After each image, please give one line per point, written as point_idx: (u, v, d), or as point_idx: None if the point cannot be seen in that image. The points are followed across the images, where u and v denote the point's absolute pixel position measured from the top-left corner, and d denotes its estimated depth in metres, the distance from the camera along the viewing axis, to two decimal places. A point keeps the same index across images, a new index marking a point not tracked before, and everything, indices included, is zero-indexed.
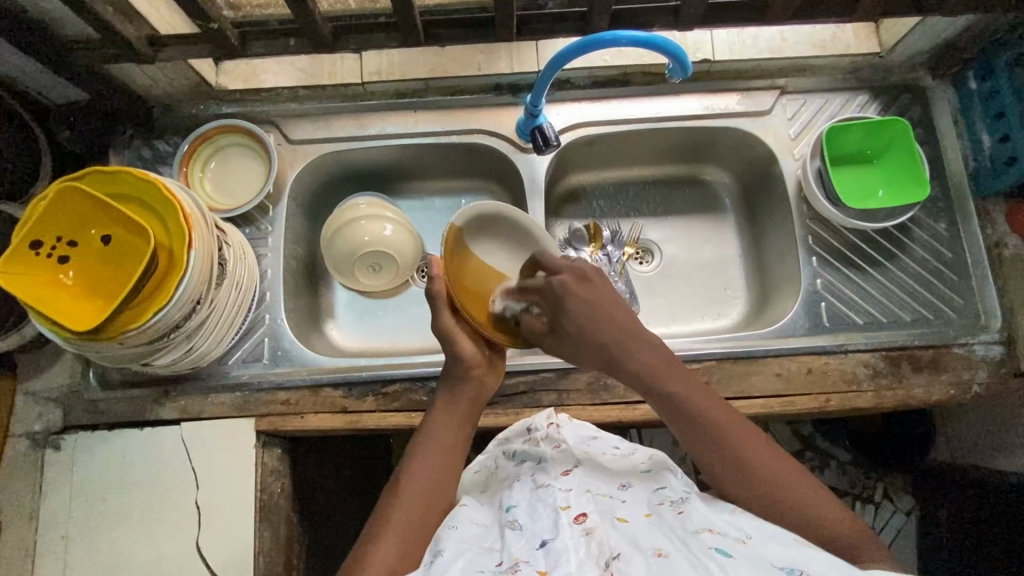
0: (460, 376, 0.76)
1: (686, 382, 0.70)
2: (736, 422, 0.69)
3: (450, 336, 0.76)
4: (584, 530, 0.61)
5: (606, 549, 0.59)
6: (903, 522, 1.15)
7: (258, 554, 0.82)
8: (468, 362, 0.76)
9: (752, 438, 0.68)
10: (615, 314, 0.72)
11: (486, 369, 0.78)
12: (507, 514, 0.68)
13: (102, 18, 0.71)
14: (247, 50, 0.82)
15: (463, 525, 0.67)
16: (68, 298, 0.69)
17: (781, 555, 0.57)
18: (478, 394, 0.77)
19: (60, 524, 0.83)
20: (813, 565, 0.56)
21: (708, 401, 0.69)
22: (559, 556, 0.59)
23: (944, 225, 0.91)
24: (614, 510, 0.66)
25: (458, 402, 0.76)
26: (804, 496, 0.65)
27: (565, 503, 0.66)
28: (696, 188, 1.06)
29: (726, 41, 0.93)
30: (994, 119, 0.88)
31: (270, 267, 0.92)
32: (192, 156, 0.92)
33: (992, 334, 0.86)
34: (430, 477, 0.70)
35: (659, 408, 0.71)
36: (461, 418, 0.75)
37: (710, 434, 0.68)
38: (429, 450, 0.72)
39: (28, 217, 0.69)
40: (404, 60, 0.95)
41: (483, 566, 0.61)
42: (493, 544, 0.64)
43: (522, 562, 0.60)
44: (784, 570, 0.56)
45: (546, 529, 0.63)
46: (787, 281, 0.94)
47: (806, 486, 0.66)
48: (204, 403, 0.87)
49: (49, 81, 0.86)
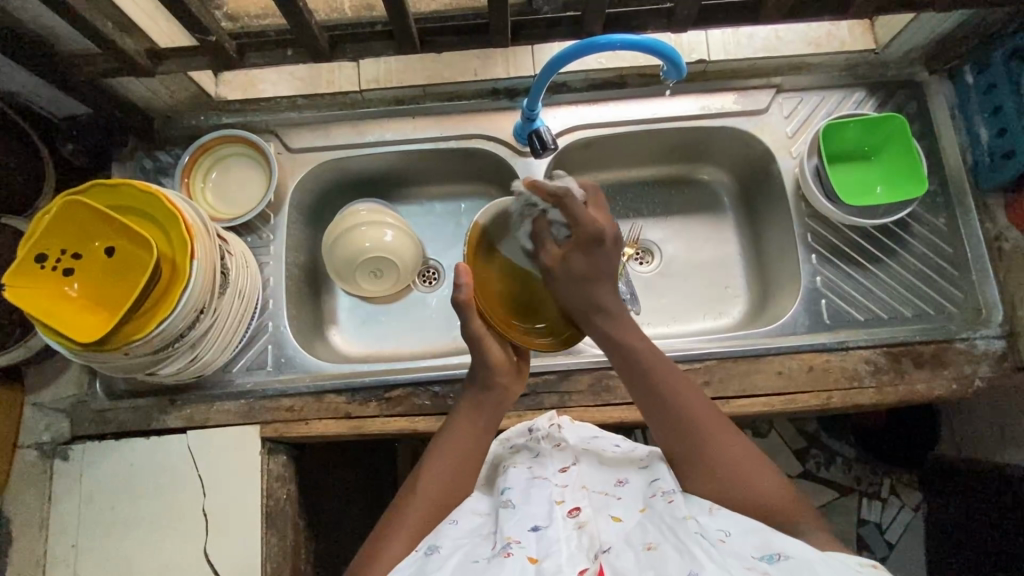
0: (489, 380, 0.75)
1: (671, 373, 0.71)
2: (706, 414, 0.70)
3: (478, 341, 0.72)
4: (577, 523, 0.63)
5: (597, 542, 0.61)
6: (911, 518, 1.15)
7: (265, 560, 0.83)
8: (496, 368, 0.74)
9: (729, 436, 0.69)
10: (610, 288, 0.71)
11: (514, 376, 0.77)
12: (501, 496, 0.68)
13: (103, 33, 0.73)
14: (245, 61, 0.83)
15: (463, 520, 0.68)
16: (74, 309, 0.70)
17: (762, 542, 0.59)
18: (501, 400, 0.76)
19: (70, 533, 0.84)
20: (789, 547, 0.57)
21: (689, 396, 0.70)
22: (552, 544, 0.60)
23: (943, 220, 0.91)
24: (608, 508, 0.67)
25: (481, 409, 0.75)
26: (774, 493, 0.66)
27: (560, 497, 0.67)
28: (694, 188, 1.06)
29: (721, 41, 0.94)
30: (992, 113, 0.88)
31: (272, 275, 0.93)
32: (193, 166, 0.93)
33: (993, 328, 0.86)
34: (441, 479, 0.71)
35: (638, 394, 0.72)
36: (480, 420, 0.75)
37: (687, 427, 0.69)
38: (440, 453, 0.73)
39: (33, 230, 0.70)
40: (401, 67, 0.96)
41: (478, 554, 0.62)
42: (490, 532, 0.66)
43: (514, 543, 0.61)
44: (763, 557, 0.57)
45: (539, 514, 0.64)
46: (787, 279, 0.95)
47: (778, 485, 0.67)
48: (209, 411, 0.88)
49: (50, 96, 0.87)
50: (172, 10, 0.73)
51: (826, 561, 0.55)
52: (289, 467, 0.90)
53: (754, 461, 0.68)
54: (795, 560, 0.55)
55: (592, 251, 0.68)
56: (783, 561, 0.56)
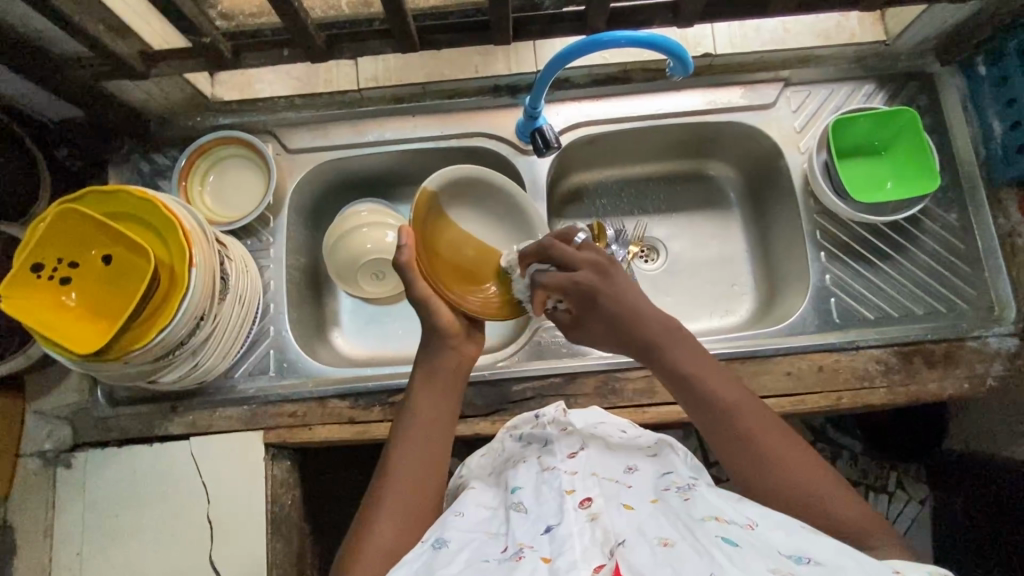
0: (439, 346, 0.76)
1: (721, 381, 0.70)
2: (766, 427, 0.67)
3: (427, 302, 0.74)
4: (590, 516, 0.59)
5: (611, 535, 0.57)
6: (917, 511, 1.14)
7: (271, 566, 0.83)
8: (443, 331, 0.75)
9: (778, 439, 0.66)
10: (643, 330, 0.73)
11: (465, 337, 0.77)
12: (513, 496, 0.66)
13: (94, 36, 0.71)
14: (241, 62, 0.81)
15: (470, 511, 0.67)
16: (70, 319, 0.68)
17: (787, 543, 0.57)
18: (453, 365, 0.76)
19: (74, 541, 0.84)
20: (820, 551, 0.55)
21: (745, 406, 0.68)
22: (564, 542, 0.56)
23: (955, 216, 0.89)
24: (619, 497, 0.63)
25: (435, 377, 0.75)
26: (832, 504, 0.63)
27: (571, 487, 0.64)
28: (700, 183, 1.04)
29: (727, 33, 0.92)
30: (1005, 106, 0.86)
31: (273, 278, 0.92)
32: (190, 169, 0.92)
33: (1006, 325, 0.85)
34: (418, 456, 0.70)
35: (691, 407, 0.71)
36: (443, 390, 0.75)
37: (738, 438, 0.67)
38: (413, 429, 0.72)
39: (28, 240, 0.69)
40: (400, 64, 0.94)
41: (488, 554, 0.59)
42: (498, 529, 0.63)
43: (527, 548, 0.57)
44: (790, 558, 0.54)
45: (550, 513, 0.61)
46: (795, 277, 0.93)
47: (834, 492, 0.63)
48: (212, 417, 0.87)
49: (42, 100, 0.85)
50: (165, 12, 0.71)
51: (856, 565, 0.53)
52: (293, 473, 0.89)
53: (820, 472, 0.65)
54: (825, 565, 0.53)
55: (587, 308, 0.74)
56: (812, 564, 0.54)
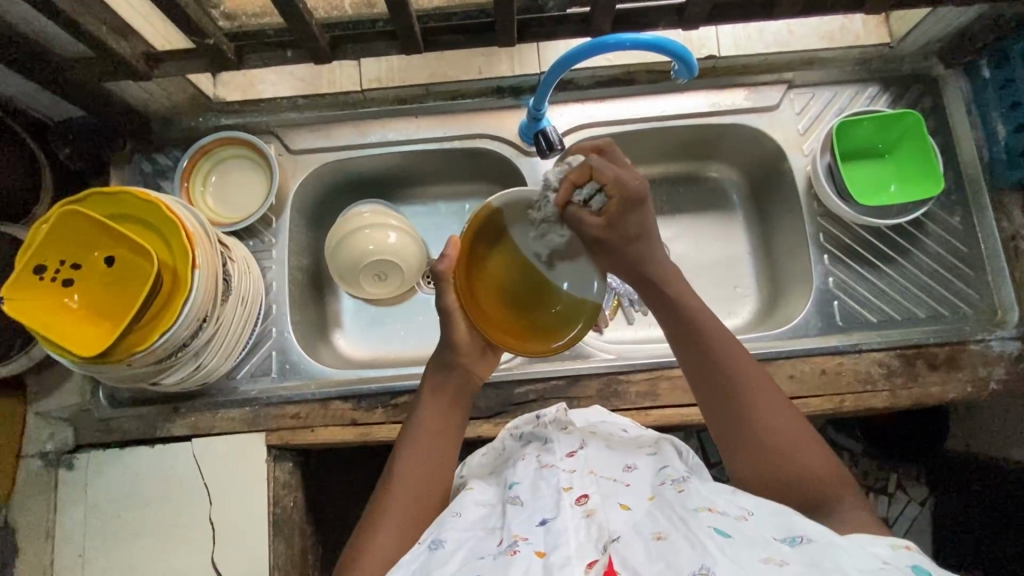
0: (448, 362, 0.75)
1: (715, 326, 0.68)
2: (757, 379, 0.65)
3: (448, 317, 0.73)
4: (585, 512, 0.59)
5: (606, 531, 0.56)
6: (917, 513, 1.14)
7: (273, 568, 0.83)
8: (456, 348, 0.74)
9: (778, 409, 0.64)
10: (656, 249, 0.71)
11: (476, 357, 0.76)
12: (509, 491, 0.66)
13: (95, 37, 0.71)
14: (244, 63, 0.81)
15: (467, 511, 0.66)
16: (74, 322, 0.68)
17: (781, 529, 0.55)
18: (460, 381, 0.75)
19: (75, 543, 0.83)
20: (811, 530, 0.54)
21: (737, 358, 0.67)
22: (558, 536, 0.56)
23: (958, 219, 0.90)
24: (616, 495, 0.63)
25: (440, 391, 0.75)
26: (805, 462, 0.62)
27: (568, 484, 0.64)
28: (702, 185, 1.04)
29: (732, 36, 0.91)
30: (1009, 109, 0.85)
31: (275, 280, 0.92)
32: (192, 170, 0.91)
33: (1010, 328, 0.85)
34: (421, 466, 0.70)
35: (683, 348, 0.69)
36: (450, 404, 0.74)
37: (725, 388, 0.66)
38: (418, 440, 0.72)
39: (30, 241, 0.69)
40: (403, 65, 0.93)
41: (484, 550, 0.59)
42: (496, 525, 0.63)
43: (521, 541, 0.57)
44: (784, 542, 0.53)
45: (547, 507, 0.61)
46: (799, 280, 0.93)
47: (811, 451, 0.63)
48: (214, 418, 0.87)
49: (43, 100, 0.85)
50: (167, 12, 0.70)
51: (850, 546, 0.52)
52: (295, 474, 0.89)
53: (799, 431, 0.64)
54: (818, 542, 0.52)
55: (630, 212, 0.68)
56: (804, 544, 0.52)
